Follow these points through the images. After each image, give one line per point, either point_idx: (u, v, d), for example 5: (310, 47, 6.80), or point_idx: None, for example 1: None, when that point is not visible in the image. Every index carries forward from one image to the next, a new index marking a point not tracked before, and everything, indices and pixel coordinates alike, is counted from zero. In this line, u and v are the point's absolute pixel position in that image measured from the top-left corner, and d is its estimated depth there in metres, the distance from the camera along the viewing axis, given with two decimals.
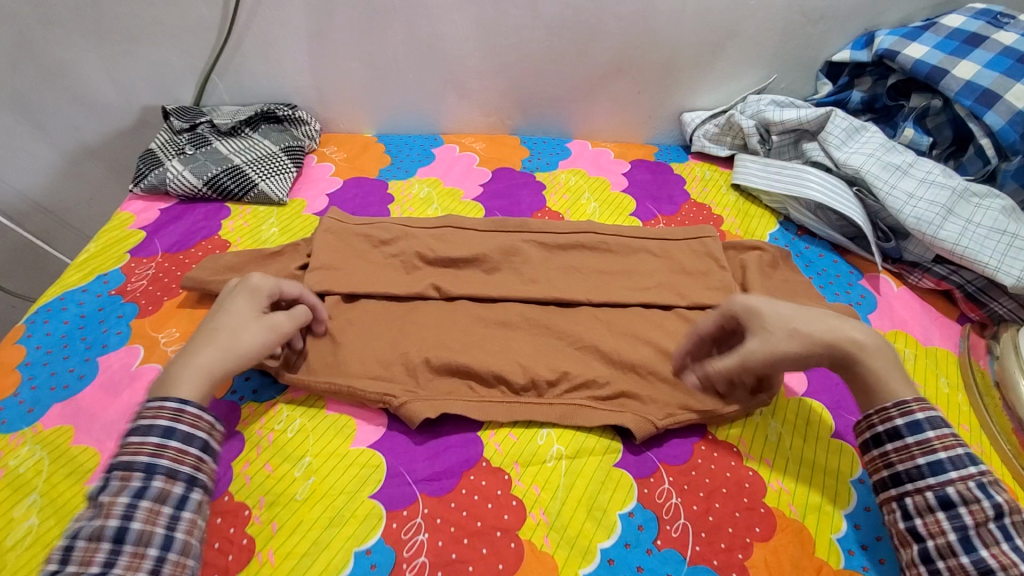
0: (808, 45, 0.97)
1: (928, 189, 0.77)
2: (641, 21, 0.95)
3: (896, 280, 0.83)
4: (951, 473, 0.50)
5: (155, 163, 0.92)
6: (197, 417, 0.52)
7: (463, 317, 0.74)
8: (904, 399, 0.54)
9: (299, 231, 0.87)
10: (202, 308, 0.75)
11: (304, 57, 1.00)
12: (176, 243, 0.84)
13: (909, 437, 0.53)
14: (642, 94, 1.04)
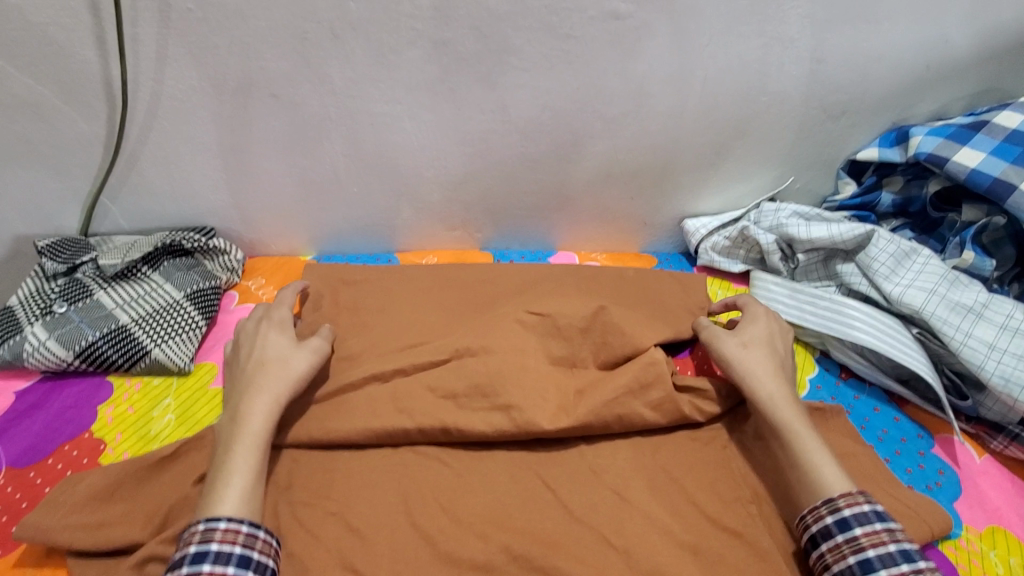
0: (827, 141, 0.82)
1: (1013, 340, 0.62)
2: (633, 123, 0.79)
3: (977, 448, 0.66)
4: (881, 572, 0.48)
5: (12, 328, 0.70)
6: (228, 528, 0.49)
7: (427, 559, 0.54)
8: (830, 495, 0.53)
9: (202, 416, 0.65)
10: (49, 570, 0.53)
11: (219, 174, 0.80)
12: (29, 450, 0.62)
13: (840, 535, 0.51)
14: (635, 201, 0.88)
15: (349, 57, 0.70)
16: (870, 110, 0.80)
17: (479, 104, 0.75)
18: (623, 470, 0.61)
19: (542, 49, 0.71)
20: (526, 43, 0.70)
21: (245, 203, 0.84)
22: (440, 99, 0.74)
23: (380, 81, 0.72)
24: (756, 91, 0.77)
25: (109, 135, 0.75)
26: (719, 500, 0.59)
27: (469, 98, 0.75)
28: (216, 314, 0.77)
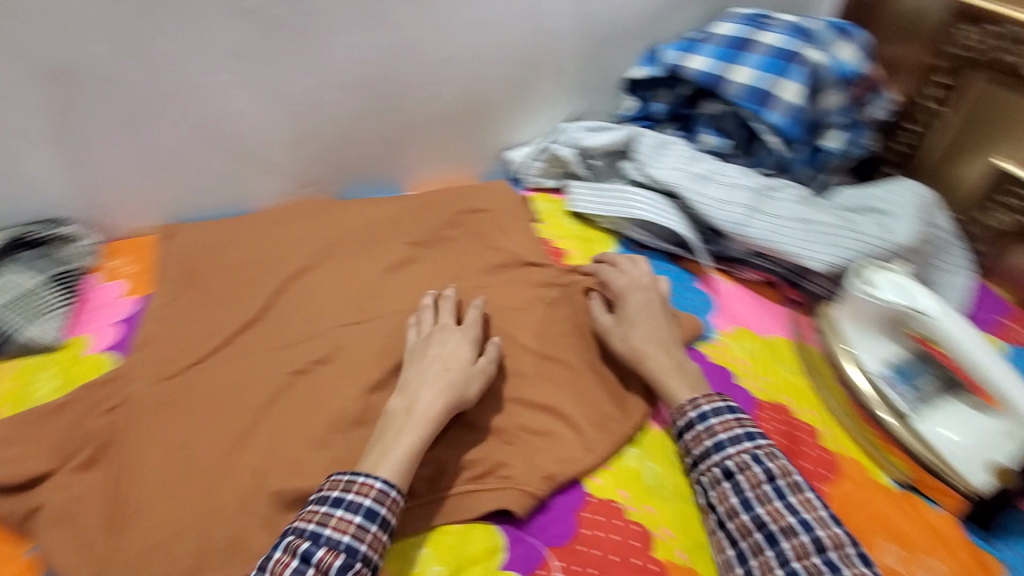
0: (605, 65, 1.02)
1: (733, 192, 0.83)
2: (441, 66, 0.92)
3: (726, 277, 0.87)
4: (728, 450, 0.59)
5: None
6: (361, 484, 0.54)
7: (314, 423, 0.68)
8: (694, 397, 0.63)
9: (83, 377, 0.73)
10: None
11: (52, 164, 0.82)
12: None
13: (700, 425, 0.61)
14: (463, 139, 1.03)
15: (163, 32, 0.76)
16: (631, 35, 1.00)
17: (300, 65, 0.85)
18: None
19: (345, 10, 0.82)
20: (329, 5, 0.81)
21: (88, 190, 0.86)
22: (263, 65, 0.83)
23: (199, 54, 0.79)
24: (537, 29, 0.93)
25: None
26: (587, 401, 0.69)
27: (290, 61, 0.84)
28: (81, 295, 0.82)
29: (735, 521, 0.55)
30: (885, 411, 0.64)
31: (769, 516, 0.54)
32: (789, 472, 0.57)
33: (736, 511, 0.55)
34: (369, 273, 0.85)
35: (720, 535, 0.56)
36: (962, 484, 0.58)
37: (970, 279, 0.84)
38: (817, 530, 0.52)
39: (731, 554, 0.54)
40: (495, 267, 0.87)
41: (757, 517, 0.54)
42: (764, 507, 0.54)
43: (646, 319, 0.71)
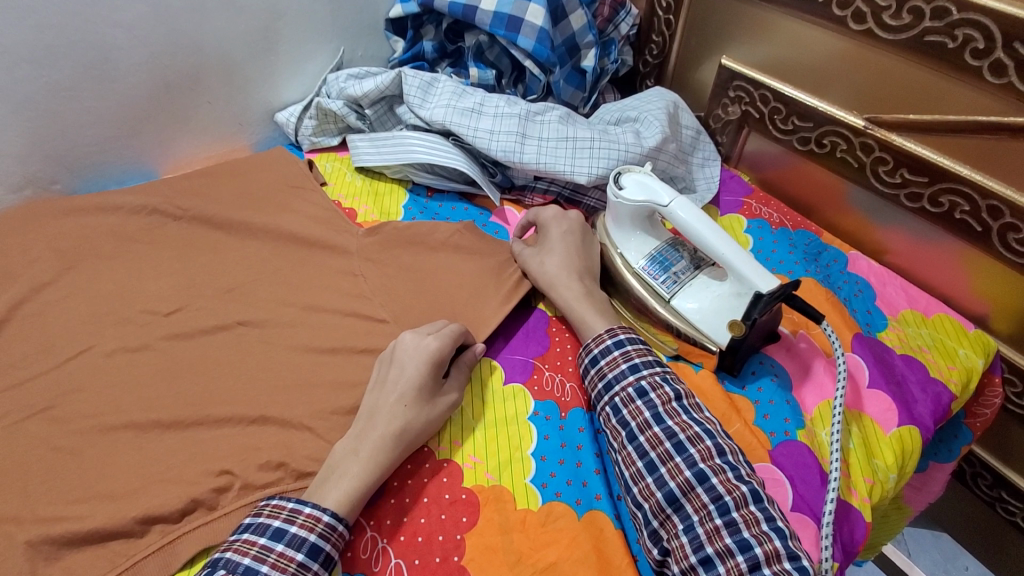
0: (360, 8, 0.96)
1: (502, 122, 0.84)
2: (156, 22, 0.79)
3: (516, 207, 0.89)
4: (644, 370, 0.63)
5: None
6: (309, 516, 0.51)
7: (68, 462, 0.58)
8: (613, 327, 0.67)
9: None
10: None
11: None
12: None
13: (616, 350, 0.64)
14: (214, 105, 0.91)
15: None
16: None
17: None
18: (255, 319, 0.72)
19: None
20: None
21: None
22: None
23: None
24: None
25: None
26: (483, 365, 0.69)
27: None
28: None
29: (648, 433, 0.59)
30: (648, 298, 0.71)
31: (678, 426, 0.59)
32: (692, 393, 0.62)
33: (649, 423, 0.59)
34: (121, 279, 0.74)
35: (629, 449, 0.59)
36: (711, 345, 0.66)
37: (718, 168, 0.96)
38: (716, 437, 0.58)
39: (638, 466, 0.58)
40: (274, 245, 0.80)
41: (666, 429, 0.59)
42: (675, 420, 0.59)
43: (556, 254, 0.73)
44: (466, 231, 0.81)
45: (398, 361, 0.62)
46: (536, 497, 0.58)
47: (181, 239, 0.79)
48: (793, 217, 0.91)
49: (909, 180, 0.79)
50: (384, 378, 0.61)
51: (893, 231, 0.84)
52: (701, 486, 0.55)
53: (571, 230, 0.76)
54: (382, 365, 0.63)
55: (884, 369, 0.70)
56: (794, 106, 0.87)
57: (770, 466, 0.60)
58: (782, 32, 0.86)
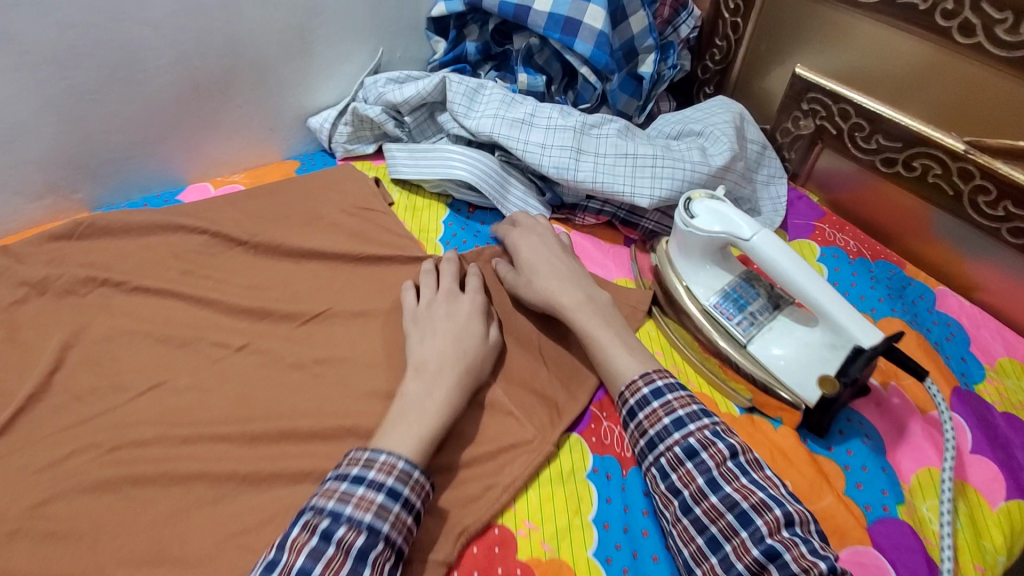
0: (401, 6, 0.89)
1: (556, 135, 0.77)
2: (187, 20, 0.73)
3: (566, 226, 0.82)
4: (692, 425, 0.55)
5: None
6: (395, 518, 0.47)
7: (88, 512, 0.53)
8: (647, 371, 0.59)
9: None
10: None
11: None
12: None
13: (655, 402, 0.57)
14: (246, 108, 0.85)
15: None
16: None
17: None
18: (289, 349, 0.66)
19: None
20: None
21: None
22: None
23: None
24: None
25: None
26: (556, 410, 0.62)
27: None
28: None
29: (704, 504, 0.51)
30: (719, 341, 0.64)
31: (738, 493, 0.51)
32: (748, 450, 0.55)
33: (704, 492, 0.51)
34: (146, 301, 0.69)
35: (684, 523, 0.52)
36: (794, 398, 0.59)
37: (785, 188, 0.88)
38: (785, 504, 0.49)
39: (698, 543, 0.50)
40: (307, 266, 0.75)
41: (725, 497, 0.51)
42: (732, 485, 0.51)
43: (540, 263, 0.68)
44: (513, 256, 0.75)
45: (435, 314, 0.64)
46: (598, 574, 0.52)
47: (209, 257, 0.74)
48: (872, 245, 0.82)
49: (1013, 214, 0.70)
50: (430, 327, 0.62)
51: (987, 267, 0.75)
52: (773, 565, 0.46)
53: (546, 243, 0.71)
54: (416, 321, 0.64)
55: (987, 432, 0.62)
56: (880, 123, 0.78)
57: (869, 548, 0.53)
58: (869, 39, 0.77)
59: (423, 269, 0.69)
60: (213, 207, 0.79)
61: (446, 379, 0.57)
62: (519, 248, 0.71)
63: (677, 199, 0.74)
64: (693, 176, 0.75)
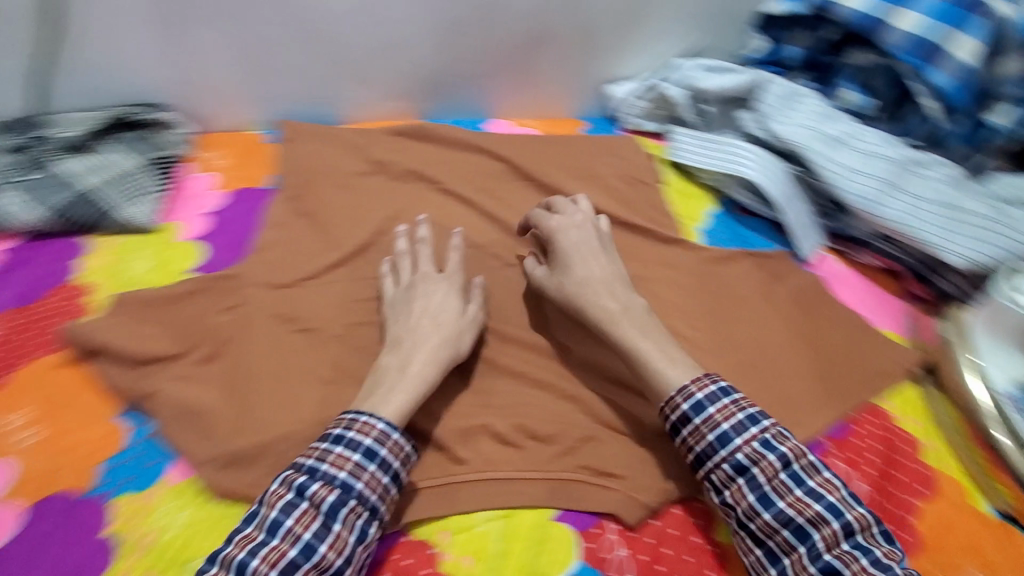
0: None
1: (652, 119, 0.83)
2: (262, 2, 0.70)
3: None
4: (737, 439, 0.49)
5: None
6: (373, 476, 0.47)
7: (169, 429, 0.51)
8: (684, 383, 0.52)
9: None
10: None
11: None
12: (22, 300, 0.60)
13: (696, 418, 0.50)
14: (350, 83, 0.80)
15: None
16: None
17: None
18: None
19: None
20: None
21: None
22: None
23: None
24: None
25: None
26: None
27: None
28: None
29: (758, 522, 0.48)
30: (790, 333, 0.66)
31: (794, 509, 0.47)
32: (804, 453, 0.49)
33: (757, 510, 0.48)
34: None
35: (742, 536, 0.49)
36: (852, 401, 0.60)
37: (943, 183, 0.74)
38: (844, 514, 0.47)
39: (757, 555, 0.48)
40: (402, 201, 0.71)
41: (779, 513, 0.48)
42: (786, 500, 0.48)
43: (587, 261, 0.60)
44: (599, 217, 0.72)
45: (411, 292, 0.59)
46: None
47: (309, 181, 0.71)
48: None
49: None
50: (408, 305, 0.58)
51: None
52: None
53: (581, 240, 0.61)
54: (395, 305, 0.58)
55: None
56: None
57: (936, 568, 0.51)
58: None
59: (397, 248, 0.63)
60: (315, 138, 0.76)
61: (433, 336, 0.55)
62: (556, 244, 0.61)
63: (767, 181, 0.72)
64: (804, 160, 0.73)
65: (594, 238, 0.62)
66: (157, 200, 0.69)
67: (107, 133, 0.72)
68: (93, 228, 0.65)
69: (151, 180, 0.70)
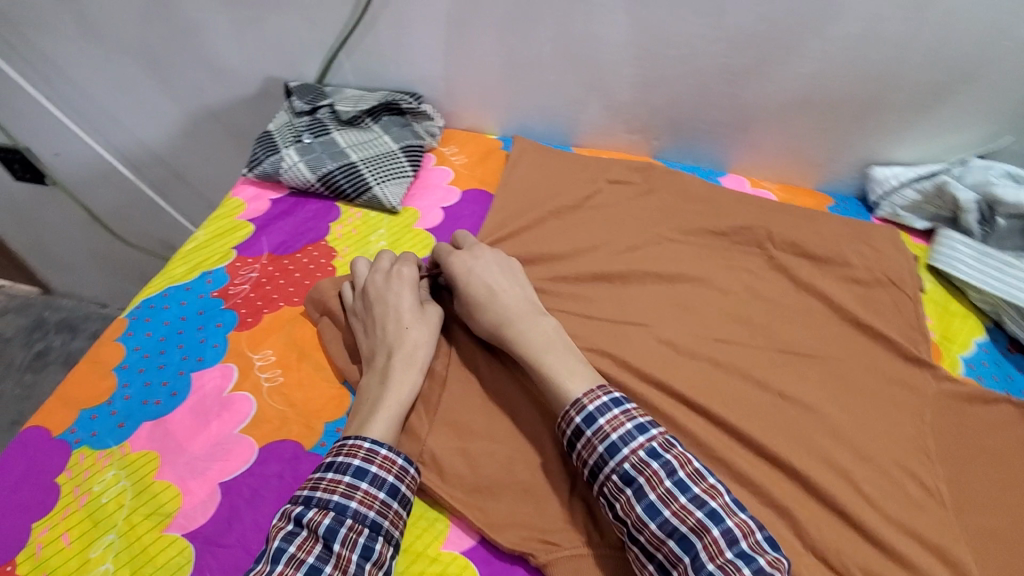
0: None
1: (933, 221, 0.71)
2: (545, 19, 0.72)
3: None
4: (666, 513, 0.42)
5: (271, 148, 0.75)
6: (366, 493, 0.44)
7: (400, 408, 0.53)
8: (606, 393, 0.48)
9: (224, 237, 0.69)
10: (106, 348, 0.56)
11: (249, 57, 0.87)
12: (283, 243, 0.68)
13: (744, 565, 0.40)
14: (598, 108, 0.79)
15: None
16: None
17: None
18: None
19: None
20: None
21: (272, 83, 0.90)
22: None
23: None
24: None
25: (134, 62, 0.94)
26: (846, 484, 0.51)
27: None
28: (271, 182, 0.74)
29: None
30: None
31: None
32: None
33: None
34: None
35: None
36: None
37: None
38: None
39: None
40: (623, 241, 0.69)
41: None
42: None
43: (496, 277, 0.57)
44: (830, 308, 0.64)
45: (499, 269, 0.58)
46: None
47: (547, 200, 0.73)
48: None
49: None
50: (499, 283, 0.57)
51: None
52: None
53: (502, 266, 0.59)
54: (486, 274, 0.57)
55: None
56: None
57: None
58: None
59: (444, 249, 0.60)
60: (557, 158, 0.78)
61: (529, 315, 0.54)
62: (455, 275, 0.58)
63: None
64: None
65: (495, 268, 0.58)
66: (406, 181, 0.74)
67: (377, 114, 0.79)
68: (350, 196, 0.72)
69: (404, 162, 0.75)
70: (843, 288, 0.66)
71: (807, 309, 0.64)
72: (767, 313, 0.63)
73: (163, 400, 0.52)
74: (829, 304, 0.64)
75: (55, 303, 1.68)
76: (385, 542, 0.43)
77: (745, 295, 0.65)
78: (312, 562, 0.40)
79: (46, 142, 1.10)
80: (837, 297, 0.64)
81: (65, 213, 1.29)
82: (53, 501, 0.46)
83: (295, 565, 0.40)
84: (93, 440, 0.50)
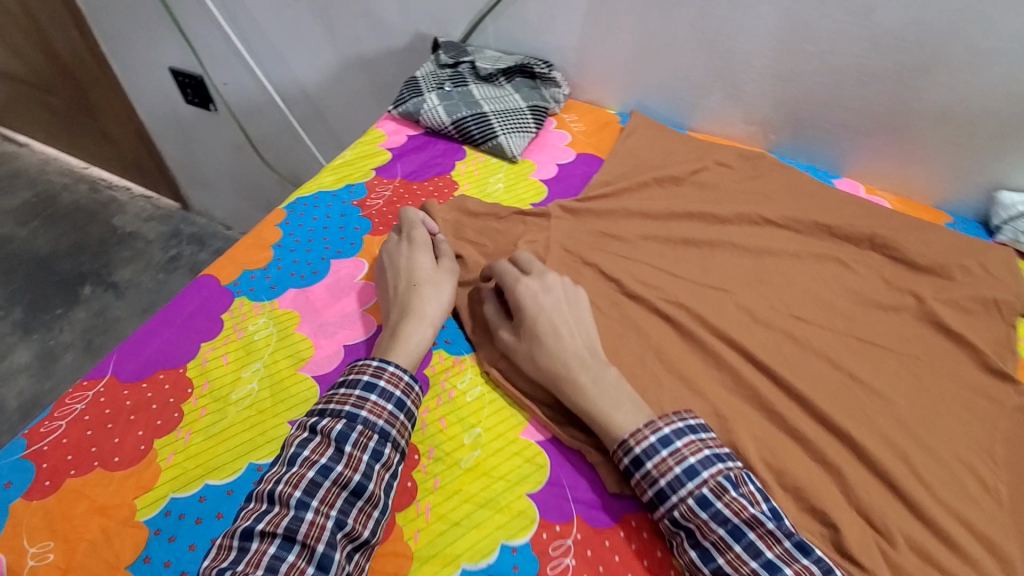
0: None
1: None
2: (686, 5, 0.76)
3: None
4: (720, 561, 0.43)
5: (415, 91, 0.84)
6: (394, 374, 0.49)
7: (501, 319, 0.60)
8: (658, 425, 0.48)
9: (365, 159, 0.79)
10: (267, 228, 0.67)
11: (408, 13, 0.98)
12: (414, 172, 0.77)
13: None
14: (721, 95, 0.82)
15: None
16: None
17: None
18: None
19: None
20: None
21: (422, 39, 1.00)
22: None
23: None
24: None
25: (309, 8, 1.07)
26: (904, 465, 0.52)
27: None
28: (411, 120, 0.84)
29: None
30: None
31: None
32: None
33: None
34: None
35: None
36: None
37: None
38: None
39: None
40: (719, 217, 0.72)
41: None
42: None
43: (561, 315, 0.55)
44: (920, 311, 0.64)
45: (559, 305, 0.56)
46: None
47: (658, 171, 0.77)
48: None
49: None
50: (561, 320, 0.54)
51: None
52: None
53: (566, 301, 0.56)
54: (548, 313, 0.55)
55: None
56: None
57: None
58: None
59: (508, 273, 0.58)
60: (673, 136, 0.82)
61: (588, 363, 0.52)
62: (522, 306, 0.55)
63: None
64: None
65: (563, 303, 0.56)
66: (527, 136, 0.81)
67: (511, 76, 0.87)
68: (477, 142, 0.80)
69: (529, 119, 0.82)
70: (938, 296, 0.65)
71: (896, 310, 0.64)
72: (861, 308, 0.64)
73: (307, 275, 0.63)
74: (920, 308, 0.64)
75: (191, 217, 1.83)
76: (394, 449, 0.47)
77: (835, 286, 0.66)
78: (325, 462, 0.45)
79: (222, 71, 1.28)
80: (931, 302, 0.64)
81: (222, 137, 1.49)
82: (216, 331, 0.57)
83: (312, 463, 0.45)
84: (250, 294, 0.60)
